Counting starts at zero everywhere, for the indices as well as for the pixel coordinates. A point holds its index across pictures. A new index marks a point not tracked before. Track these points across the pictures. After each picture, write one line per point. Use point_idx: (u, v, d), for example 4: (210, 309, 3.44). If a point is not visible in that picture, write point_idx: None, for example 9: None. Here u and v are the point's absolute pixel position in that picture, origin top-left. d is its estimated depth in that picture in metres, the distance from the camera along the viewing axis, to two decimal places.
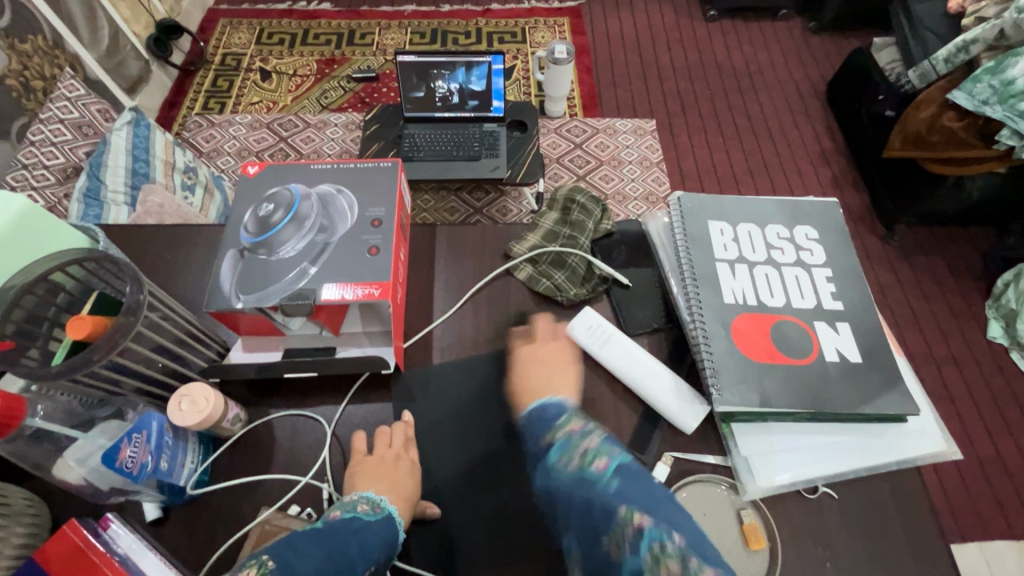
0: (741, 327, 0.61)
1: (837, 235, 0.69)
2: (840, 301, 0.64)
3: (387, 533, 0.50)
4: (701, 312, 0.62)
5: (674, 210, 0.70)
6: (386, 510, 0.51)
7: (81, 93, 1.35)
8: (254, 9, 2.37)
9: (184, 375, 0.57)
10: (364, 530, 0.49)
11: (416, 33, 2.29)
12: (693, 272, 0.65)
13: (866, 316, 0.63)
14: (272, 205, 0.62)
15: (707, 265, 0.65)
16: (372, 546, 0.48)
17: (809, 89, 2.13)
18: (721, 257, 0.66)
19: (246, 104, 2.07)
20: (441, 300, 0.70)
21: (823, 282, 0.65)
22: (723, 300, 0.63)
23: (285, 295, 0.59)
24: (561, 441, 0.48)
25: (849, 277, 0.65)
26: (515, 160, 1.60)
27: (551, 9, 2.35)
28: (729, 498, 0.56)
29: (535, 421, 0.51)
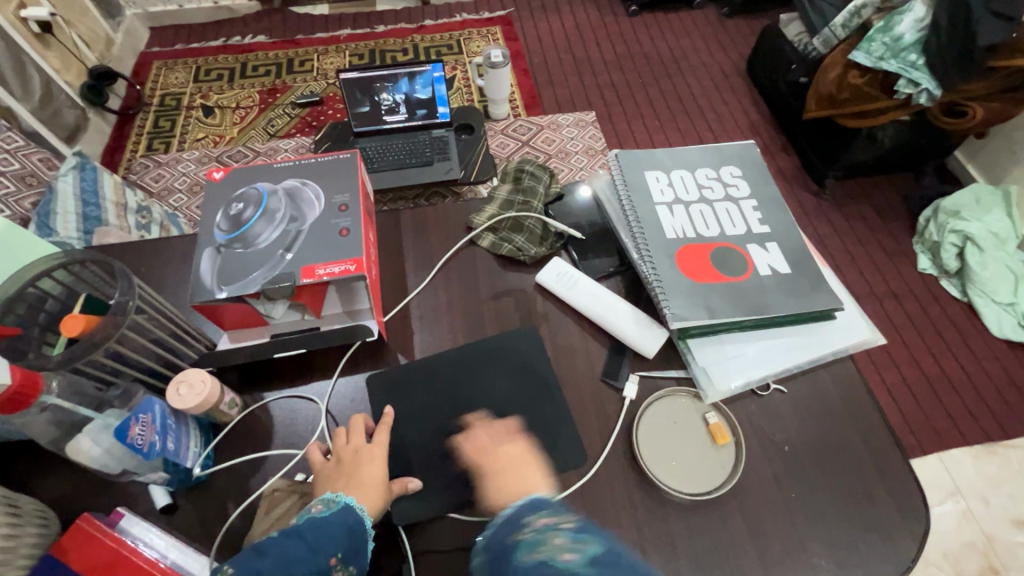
0: (685, 257, 0.69)
1: (757, 171, 0.77)
2: (766, 225, 0.72)
3: (350, 521, 0.50)
4: (648, 248, 0.69)
5: (614, 166, 0.78)
6: (342, 503, 0.51)
7: (19, 143, 1.32)
8: (187, 49, 2.38)
9: (177, 366, 0.60)
10: (324, 531, 0.48)
11: (354, 55, 2.35)
12: (637, 216, 0.72)
13: (790, 234, 0.72)
14: (242, 204, 0.67)
15: (648, 208, 0.73)
16: (331, 539, 0.48)
17: (730, 67, 2.29)
18: (660, 201, 0.73)
19: (191, 141, 2.08)
20: (414, 274, 0.75)
21: (750, 210, 0.73)
22: (666, 236, 0.70)
23: (266, 281, 0.62)
24: (533, 535, 0.48)
25: (771, 204, 0.74)
26: (467, 161, 1.67)
27: (482, 20, 2.46)
28: (694, 406, 0.62)
29: (505, 525, 0.50)
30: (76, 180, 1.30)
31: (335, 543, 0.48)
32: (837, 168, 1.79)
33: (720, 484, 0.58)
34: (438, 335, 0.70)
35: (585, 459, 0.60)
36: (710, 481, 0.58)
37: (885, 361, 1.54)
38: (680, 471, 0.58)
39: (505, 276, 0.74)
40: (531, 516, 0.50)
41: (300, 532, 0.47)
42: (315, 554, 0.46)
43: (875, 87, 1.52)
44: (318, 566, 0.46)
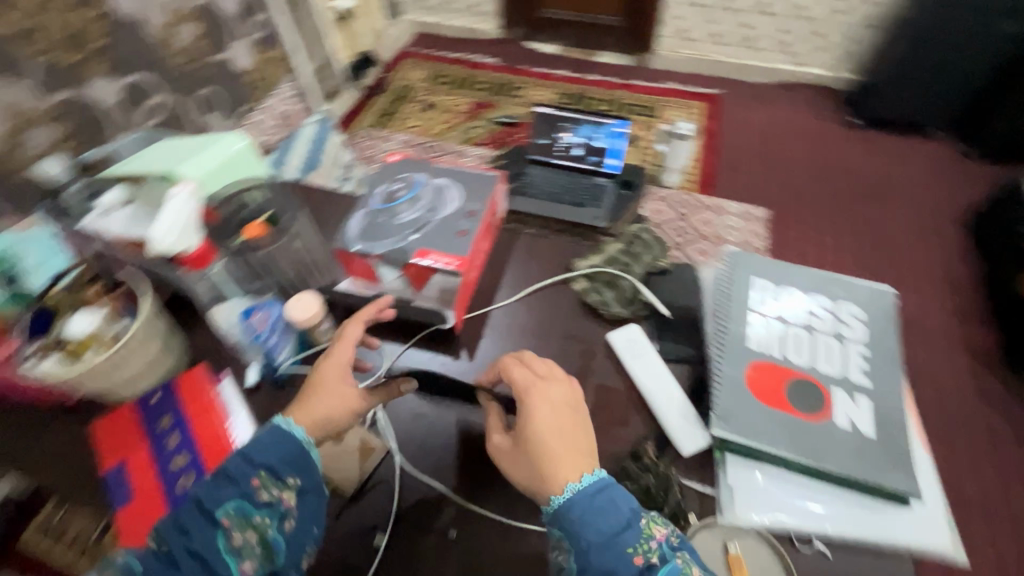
0: (758, 371, 0.66)
1: (883, 321, 0.71)
2: (866, 377, 0.66)
3: (279, 445, 0.57)
4: (723, 349, 0.68)
5: (725, 262, 0.78)
6: (278, 426, 0.59)
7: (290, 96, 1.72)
8: (435, 55, 2.85)
9: (302, 285, 0.77)
10: (258, 456, 0.56)
11: (561, 93, 2.59)
12: (726, 316, 0.71)
13: (891, 397, 0.65)
14: (401, 185, 0.84)
15: (741, 312, 0.71)
16: (261, 461, 0.56)
17: (948, 211, 2.03)
18: (756, 309, 0.72)
19: (406, 126, 2.48)
20: (506, 289, 0.83)
21: (855, 356, 0.68)
22: (746, 345, 0.68)
23: (388, 249, 0.76)
24: (663, 564, 0.49)
25: (882, 358, 0.68)
26: (616, 214, 1.76)
27: (689, 93, 2.54)
28: (716, 529, 0.58)
29: (596, 510, 0.52)
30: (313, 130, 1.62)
31: (259, 466, 0.56)
32: None
33: None
34: (501, 350, 0.77)
35: None
36: None
37: None
38: None
39: (582, 322, 0.79)
40: (634, 543, 0.50)
41: (226, 468, 0.55)
42: (235, 484, 0.55)
43: None
44: (242, 492, 0.54)
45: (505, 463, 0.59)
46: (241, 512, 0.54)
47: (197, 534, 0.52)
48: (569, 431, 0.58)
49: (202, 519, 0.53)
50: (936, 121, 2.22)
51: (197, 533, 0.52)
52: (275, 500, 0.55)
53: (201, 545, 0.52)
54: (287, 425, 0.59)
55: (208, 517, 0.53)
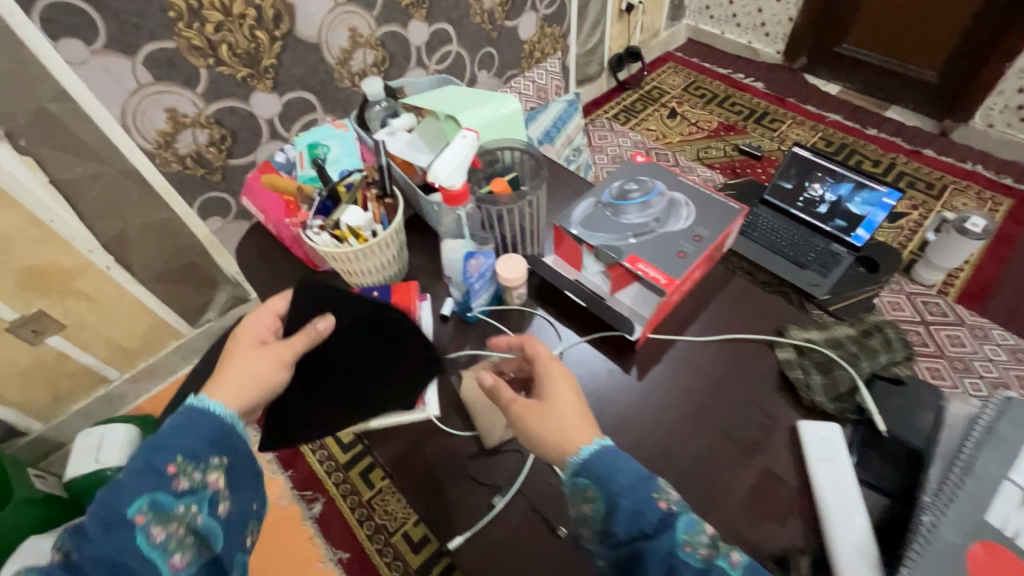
0: (993, 560, 0.50)
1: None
2: None
3: (205, 425, 0.53)
4: (945, 507, 0.54)
5: (995, 404, 0.59)
6: (205, 407, 0.54)
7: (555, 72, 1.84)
8: (698, 65, 2.75)
9: (515, 248, 0.84)
10: (181, 438, 0.51)
11: (825, 139, 2.31)
12: (967, 469, 0.55)
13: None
14: (636, 187, 0.83)
15: (992, 474, 0.54)
16: (186, 437, 0.51)
17: None
18: (1018, 481, 0.54)
19: (643, 127, 2.47)
20: (700, 325, 0.78)
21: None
22: (982, 518, 0.52)
23: (603, 244, 0.76)
24: (684, 514, 0.47)
25: None
26: (840, 290, 1.55)
27: (996, 184, 2.06)
28: None
29: (610, 462, 0.50)
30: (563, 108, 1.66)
31: (187, 434, 0.51)
32: None
33: None
34: (672, 385, 0.73)
35: None
36: None
37: None
38: None
39: (772, 393, 0.70)
40: (657, 487, 0.48)
41: (143, 460, 0.48)
42: (159, 474, 0.48)
43: None
44: (161, 481, 0.48)
45: (531, 426, 0.55)
46: (180, 468, 0.49)
47: (116, 535, 0.45)
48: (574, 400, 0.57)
49: (118, 519, 0.45)
50: None
51: (115, 534, 0.45)
52: (204, 484, 0.51)
53: (123, 545, 0.44)
54: (200, 404, 0.54)
55: (123, 516, 0.45)
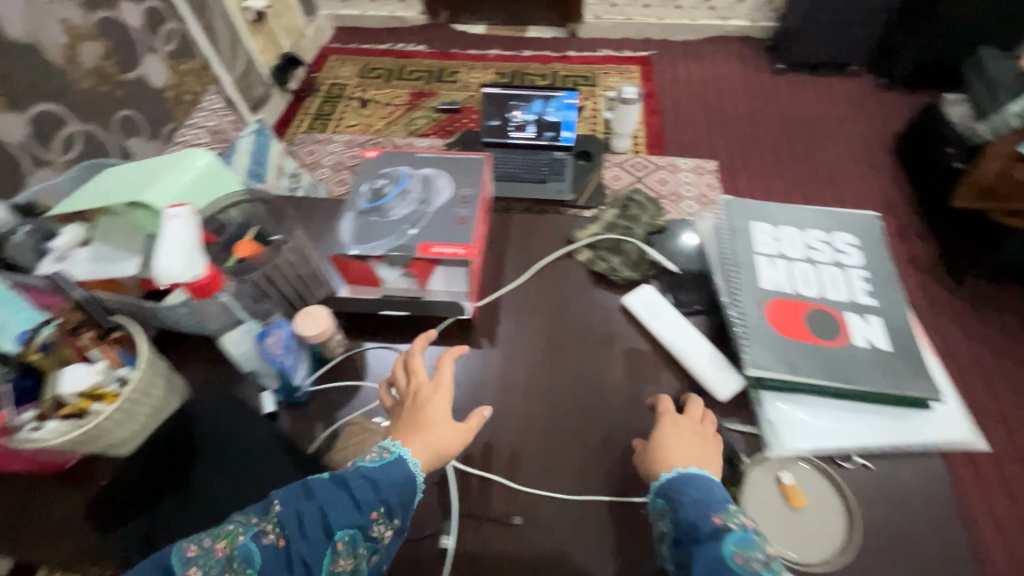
0: (776, 309, 0.69)
1: (874, 243, 0.75)
2: (873, 298, 0.70)
3: (399, 475, 0.55)
4: (739, 292, 0.70)
5: (723, 212, 0.79)
6: (394, 454, 0.56)
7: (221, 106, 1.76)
8: (360, 49, 2.76)
9: (305, 300, 0.74)
10: (380, 478, 0.54)
11: (498, 73, 2.59)
12: (735, 259, 0.73)
13: (896, 310, 0.69)
14: (385, 181, 0.80)
15: (748, 254, 0.74)
16: (391, 485, 0.54)
17: (875, 141, 2.22)
18: (762, 251, 0.74)
19: (345, 126, 2.40)
20: (512, 271, 0.82)
21: (859, 279, 0.71)
22: (760, 286, 0.71)
23: (389, 248, 0.73)
24: (742, 532, 0.50)
25: (883, 279, 0.71)
26: (579, 185, 1.79)
27: (623, 59, 2.62)
28: (766, 468, 0.61)
29: (694, 488, 0.54)
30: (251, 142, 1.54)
31: (381, 499, 0.53)
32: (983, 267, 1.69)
33: (828, 560, 0.56)
34: (521, 333, 0.76)
35: (637, 485, 0.64)
36: (801, 554, 0.56)
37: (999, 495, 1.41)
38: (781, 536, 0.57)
39: (594, 291, 0.79)
40: (725, 509, 0.52)
41: (354, 488, 0.53)
42: (359, 510, 0.52)
43: None
44: (361, 521, 0.52)
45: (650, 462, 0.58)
46: (355, 540, 0.51)
47: (311, 550, 0.49)
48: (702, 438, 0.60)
49: (321, 536, 0.50)
50: (852, 58, 2.41)
51: (313, 547, 0.50)
52: (380, 538, 0.53)
53: (311, 556, 0.49)
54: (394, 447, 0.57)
55: (326, 536, 0.50)
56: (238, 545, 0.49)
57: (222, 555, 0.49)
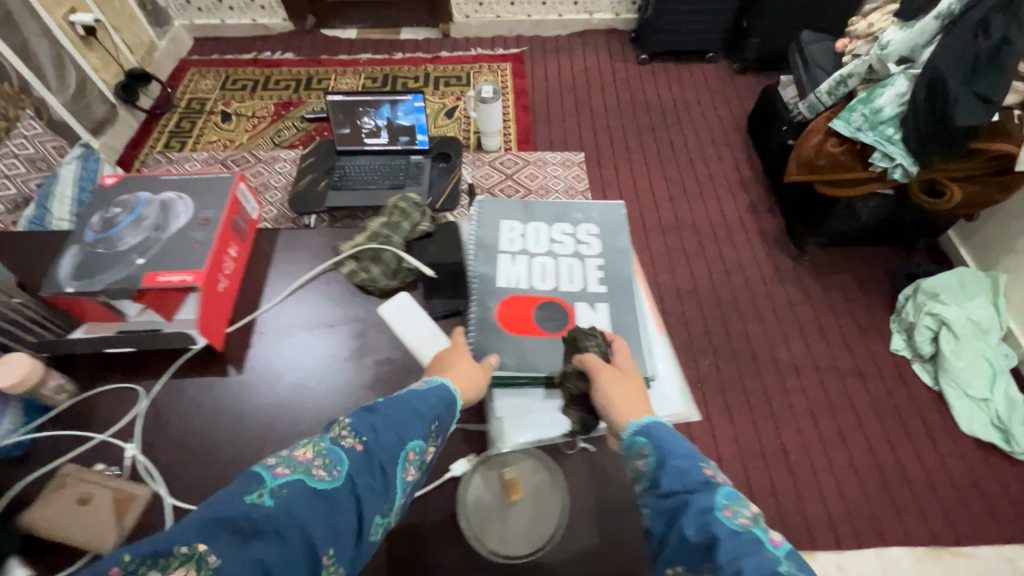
0: (509, 306, 0.74)
1: (615, 231, 0.81)
2: (603, 285, 0.76)
3: (443, 399, 0.58)
4: (479, 292, 0.75)
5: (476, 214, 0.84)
6: (438, 383, 0.59)
7: (37, 132, 1.73)
8: (222, 59, 2.61)
9: (15, 347, 0.69)
10: (426, 399, 0.57)
11: (369, 78, 2.53)
12: (480, 260, 0.78)
13: (623, 295, 0.75)
14: (119, 209, 0.75)
15: (492, 255, 0.79)
16: (428, 411, 0.56)
17: (731, 122, 2.34)
18: (505, 250, 0.79)
19: (205, 142, 2.27)
20: (271, 290, 0.80)
21: (594, 269, 0.78)
22: (498, 284, 0.76)
23: (111, 281, 0.69)
24: (726, 488, 0.49)
25: (615, 265, 0.78)
26: (436, 187, 1.78)
27: (495, 56, 2.63)
28: (492, 460, 0.64)
29: (672, 439, 0.54)
30: (77, 169, 1.69)
31: (437, 415, 0.56)
32: (817, 234, 1.82)
33: (540, 547, 0.60)
34: (273, 355, 0.74)
35: None
36: (507, 547, 0.60)
37: (838, 445, 1.53)
38: (492, 530, 0.60)
39: (353, 303, 0.78)
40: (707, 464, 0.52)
41: (406, 411, 0.54)
42: (414, 427, 0.54)
43: (851, 157, 1.60)
44: (420, 436, 0.54)
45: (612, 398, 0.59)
46: (422, 452, 0.54)
47: (363, 473, 0.49)
48: (643, 387, 0.62)
49: (393, 446, 0.52)
50: (708, 45, 2.53)
51: (388, 448, 0.51)
52: (421, 463, 0.54)
53: (362, 475, 0.49)
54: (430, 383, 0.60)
55: (397, 445, 0.52)
56: (322, 448, 0.50)
57: (308, 459, 0.49)
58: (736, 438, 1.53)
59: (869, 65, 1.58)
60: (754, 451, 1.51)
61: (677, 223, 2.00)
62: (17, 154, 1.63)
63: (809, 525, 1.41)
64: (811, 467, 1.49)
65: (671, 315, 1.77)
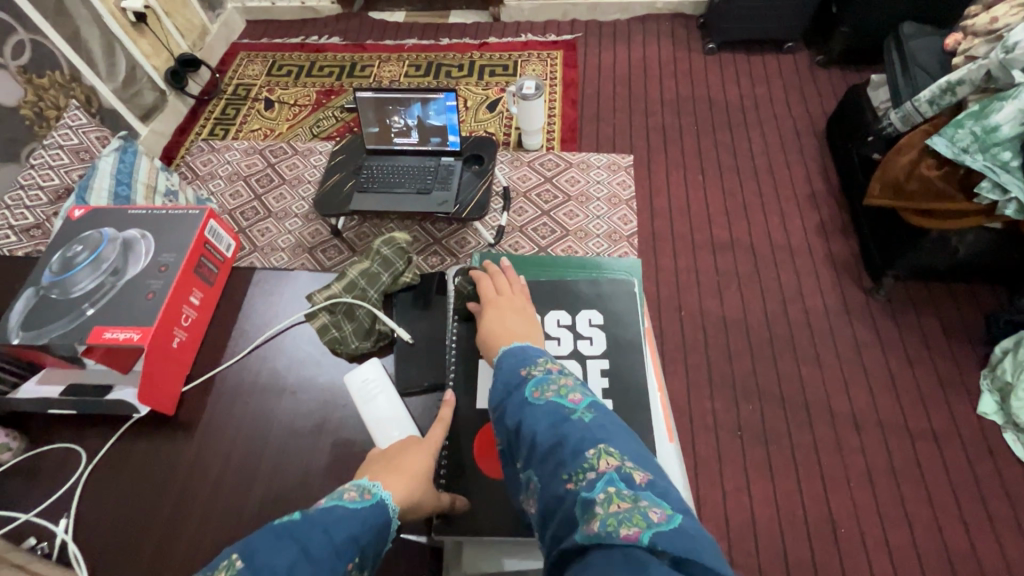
0: (487, 432, 0.67)
1: (617, 324, 0.75)
2: (607, 399, 0.69)
3: (378, 518, 0.53)
4: (457, 416, 0.69)
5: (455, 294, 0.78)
6: (377, 498, 0.54)
7: (81, 122, 1.67)
8: (270, 43, 2.59)
9: None
10: (357, 519, 0.51)
11: (412, 65, 2.42)
12: (459, 366, 0.72)
13: (631, 414, 0.68)
14: (79, 248, 0.73)
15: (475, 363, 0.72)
16: (359, 533, 0.51)
17: (807, 126, 2.06)
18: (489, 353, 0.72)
19: (246, 131, 2.24)
20: (235, 344, 0.77)
21: (596, 376, 0.71)
22: (476, 404, 0.69)
23: (59, 333, 0.67)
24: (544, 377, 0.55)
25: (621, 370, 0.71)
26: (465, 194, 1.67)
27: (546, 43, 2.44)
28: None
29: (512, 357, 0.59)
30: (115, 162, 1.60)
31: (357, 546, 0.50)
32: (898, 267, 1.56)
33: None
34: (228, 420, 0.71)
35: None
36: None
37: (898, 521, 1.32)
38: None
39: (322, 360, 0.75)
40: (542, 360, 0.57)
41: (333, 531, 0.49)
42: (339, 556, 0.48)
43: (951, 184, 1.35)
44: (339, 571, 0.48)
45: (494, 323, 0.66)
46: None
47: None
48: (522, 307, 0.68)
49: None
50: (788, 34, 2.23)
51: None
52: None
53: None
54: (369, 491, 0.55)
55: None
56: None
57: None
58: (775, 499, 1.36)
59: (987, 71, 1.29)
60: (795, 518, 1.34)
61: (730, 243, 1.79)
62: (61, 144, 1.60)
63: None
64: (862, 544, 1.30)
65: (713, 350, 1.59)
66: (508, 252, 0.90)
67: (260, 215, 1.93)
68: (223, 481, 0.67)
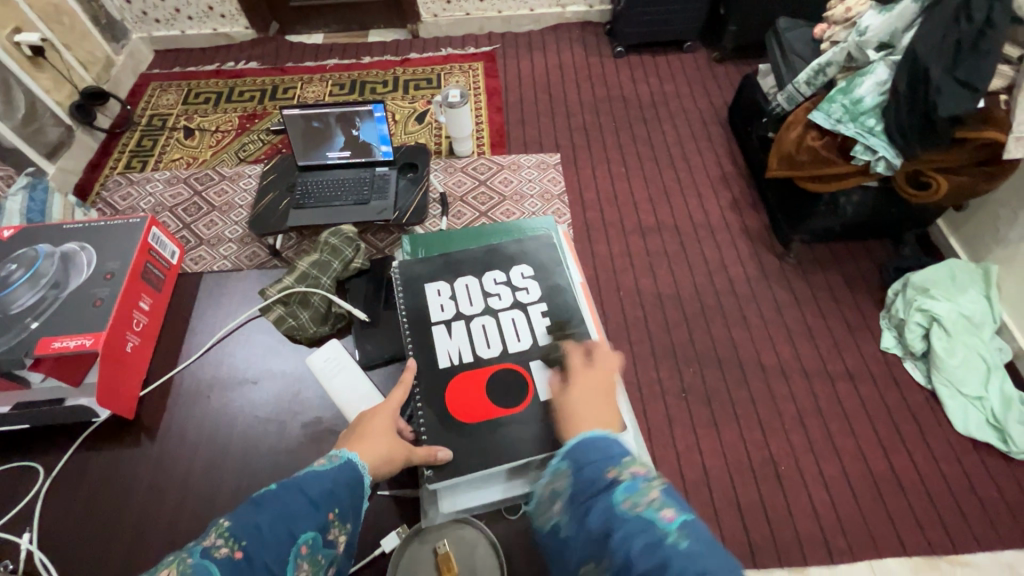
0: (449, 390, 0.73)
1: (547, 270, 0.84)
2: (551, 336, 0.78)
3: (350, 474, 0.59)
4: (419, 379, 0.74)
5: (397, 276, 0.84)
6: (344, 458, 0.60)
7: None
8: (183, 72, 2.52)
9: None
10: (331, 477, 0.58)
11: (336, 84, 2.44)
12: (415, 338, 0.77)
13: (573, 339, 0.77)
14: (14, 266, 0.77)
15: (427, 329, 0.78)
16: (333, 489, 0.57)
17: (712, 115, 2.26)
18: (438, 319, 0.79)
19: (167, 161, 2.17)
20: (187, 350, 0.83)
21: (538, 317, 0.80)
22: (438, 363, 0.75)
23: (5, 347, 0.71)
24: (629, 482, 0.55)
25: (558, 307, 0.81)
26: (402, 202, 1.71)
27: (466, 55, 2.54)
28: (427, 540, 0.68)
29: (595, 453, 0.59)
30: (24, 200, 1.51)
31: (333, 500, 0.56)
32: (802, 232, 1.76)
33: None
34: (190, 417, 0.76)
35: None
36: None
37: (828, 453, 1.47)
38: None
39: (283, 350, 0.82)
40: (629, 462, 0.57)
41: (310, 493, 0.55)
42: (317, 512, 0.55)
43: (831, 150, 1.53)
44: (319, 525, 0.55)
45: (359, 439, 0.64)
46: (316, 544, 0.54)
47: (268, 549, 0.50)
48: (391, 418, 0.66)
49: (285, 540, 0.52)
50: (686, 35, 2.44)
51: (278, 548, 0.51)
52: (335, 542, 0.56)
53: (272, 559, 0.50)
54: (339, 456, 0.61)
55: (290, 539, 0.52)
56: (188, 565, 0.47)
57: None
58: (722, 451, 1.48)
59: (847, 53, 1.51)
60: (742, 465, 1.46)
61: (657, 225, 1.93)
62: None
63: (800, 541, 1.35)
64: (802, 479, 1.44)
65: (653, 324, 1.71)
66: (434, 233, 0.99)
67: (191, 244, 1.88)
68: (193, 475, 0.72)
